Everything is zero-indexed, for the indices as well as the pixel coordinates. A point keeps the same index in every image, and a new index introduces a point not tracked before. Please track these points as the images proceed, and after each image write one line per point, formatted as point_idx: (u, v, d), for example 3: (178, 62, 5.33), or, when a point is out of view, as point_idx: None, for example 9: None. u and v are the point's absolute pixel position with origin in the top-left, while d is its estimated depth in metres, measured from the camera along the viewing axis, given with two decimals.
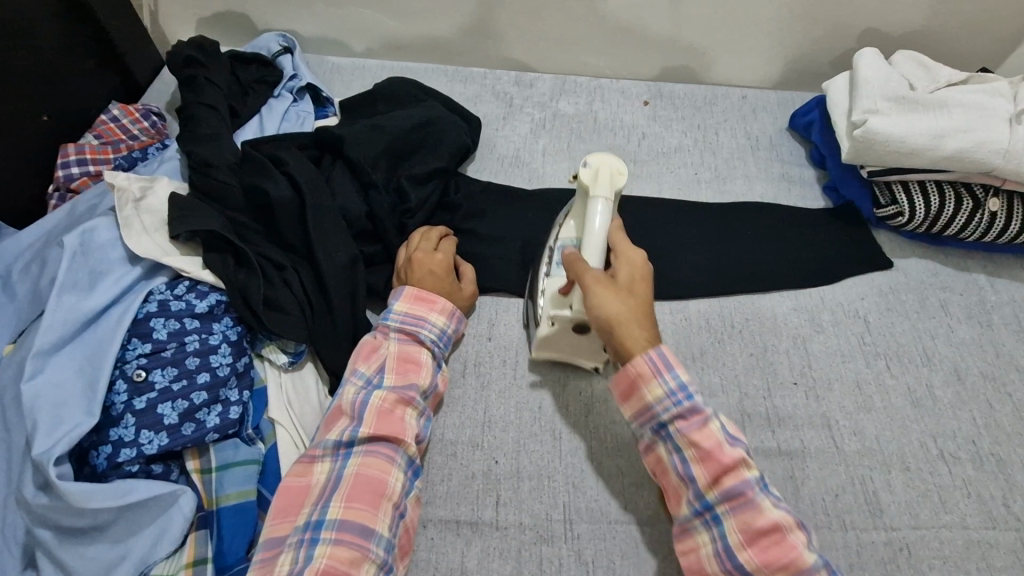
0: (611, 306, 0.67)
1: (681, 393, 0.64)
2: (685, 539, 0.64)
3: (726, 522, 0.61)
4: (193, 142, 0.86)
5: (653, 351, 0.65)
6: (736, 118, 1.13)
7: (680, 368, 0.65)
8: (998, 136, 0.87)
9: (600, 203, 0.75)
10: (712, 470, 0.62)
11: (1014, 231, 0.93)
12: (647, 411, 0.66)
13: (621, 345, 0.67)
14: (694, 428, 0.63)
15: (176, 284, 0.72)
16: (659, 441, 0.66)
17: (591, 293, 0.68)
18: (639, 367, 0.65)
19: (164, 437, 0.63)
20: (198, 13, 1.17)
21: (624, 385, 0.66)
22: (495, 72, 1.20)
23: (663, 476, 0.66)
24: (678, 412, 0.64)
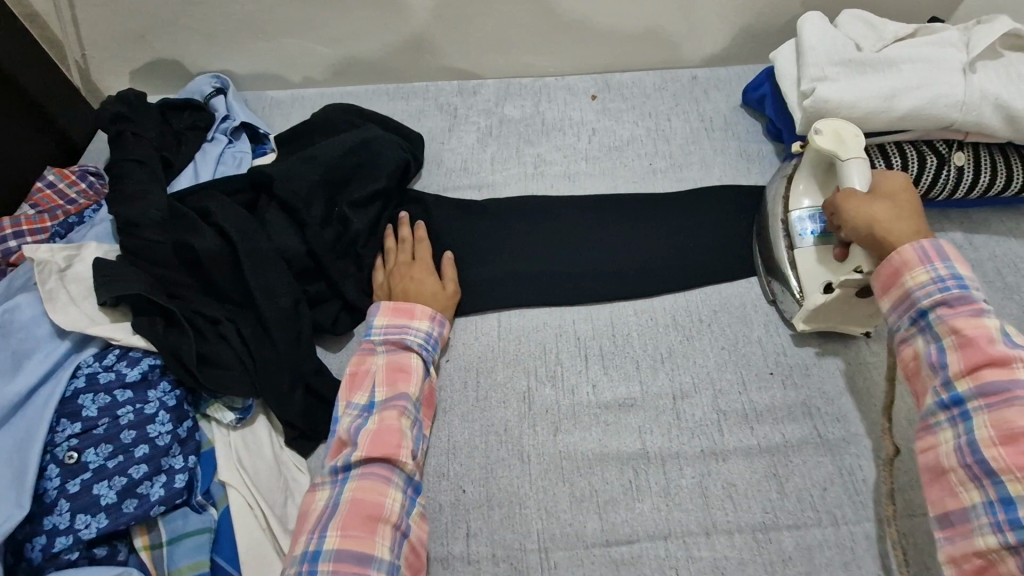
0: (876, 211, 0.68)
1: (952, 282, 0.60)
2: (956, 518, 0.55)
3: (977, 416, 0.55)
4: (121, 201, 0.84)
5: (949, 278, 0.60)
6: (688, 100, 1.09)
7: (982, 306, 0.59)
8: (953, 88, 0.83)
9: (855, 162, 0.75)
10: (977, 357, 0.56)
11: (986, 183, 0.88)
12: (920, 348, 0.61)
13: (896, 270, 0.63)
14: (994, 378, 0.55)
15: (105, 354, 0.69)
16: (947, 422, 0.58)
17: (846, 210, 0.70)
18: (904, 257, 0.63)
19: (102, 518, 0.61)
20: (127, 65, 1.14)
21: (901, 312, 0.63)
22: (436, 84, 1.16)
23: (932, 442, 0.59)
24: (968, 359, 0.57)
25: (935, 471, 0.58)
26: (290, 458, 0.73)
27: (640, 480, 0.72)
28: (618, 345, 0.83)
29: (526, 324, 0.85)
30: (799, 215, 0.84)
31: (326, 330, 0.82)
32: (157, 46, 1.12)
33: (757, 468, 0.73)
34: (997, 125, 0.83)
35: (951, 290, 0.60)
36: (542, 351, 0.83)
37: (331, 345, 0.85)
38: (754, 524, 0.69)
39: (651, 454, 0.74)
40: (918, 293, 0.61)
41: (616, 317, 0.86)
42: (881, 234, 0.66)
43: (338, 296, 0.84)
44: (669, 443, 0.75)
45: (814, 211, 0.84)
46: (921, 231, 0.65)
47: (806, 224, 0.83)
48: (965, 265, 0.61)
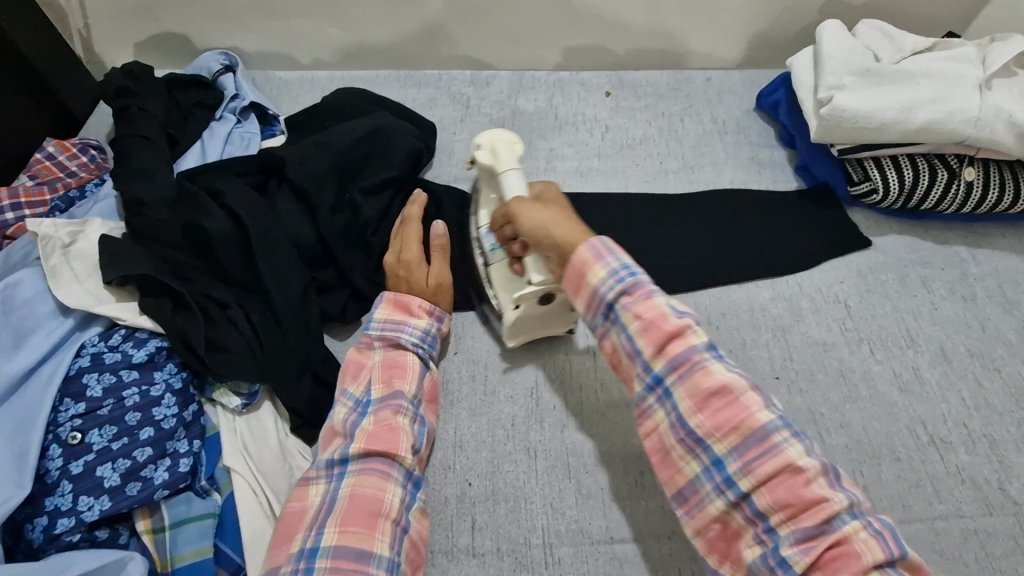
0: (548, 217, 0.67)
1: (625, 271, 0.61)
2: (688, 492, 0.57)
3: (675, 390, 0.57)
4: (127, 178, 0.82)
5: (621, 269, 0.61)
6: (702, 102, 1.09)
7: (654, 286, 0.60)
8: (968, 103, 0.84)
9: (512, 173, 0.76)
10: (658, 337, 0.57)
11: (993, 200, 0.89)
12: (614, 339, 0.61)
13: (580, 270, 0.62)
14: (678, 351, 0.57)
15: (111, 334, 0.68)
16: (658, 402, 0.59)
17: (523, 216, 0.69)
18: (584, 258, 0.62)
19: (105, 501, 0.60)
20: (133, 38, 1.11)
21: (593, 310, 0.62)
22: (449, 73, 1.15)
23: (652, 424, 0.59)
24: (654, 340, 0.58)
25: (660, 452, 0.59)
26: (295, 447, 0.72)
27: (645, 480, 0.73)
28: None
29: None
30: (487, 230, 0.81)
31: (334, 318, 0.81)
32: (165, 20, 1.09)
33: None
34: (1009, 142, 0.84)
35: (625, 279, 0.60)
36: (550, 347, 0.83)
37: (337, 333, 0.84)
38: None
39: None
40: (603, 289, 0.61)
41: None
42: (559, 238, 0.65)
43: (347, 284, 0.83)
44: None
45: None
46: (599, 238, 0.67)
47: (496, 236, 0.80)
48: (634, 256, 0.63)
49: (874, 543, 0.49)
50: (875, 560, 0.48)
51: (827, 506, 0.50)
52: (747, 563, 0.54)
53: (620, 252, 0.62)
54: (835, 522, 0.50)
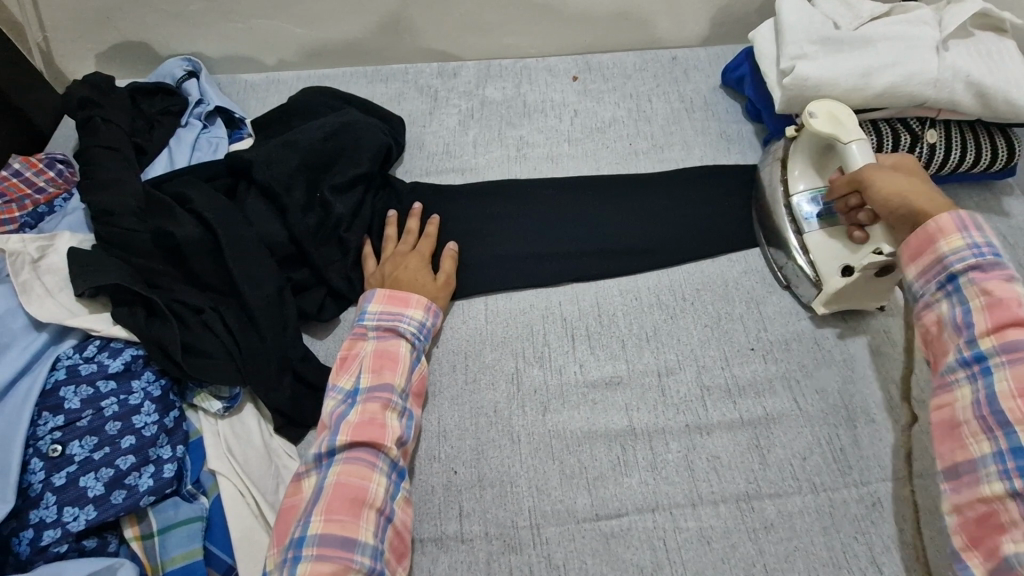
0: (896, 185, 0.65)
1: (987, 248, 0.57)
2: (964, 470, 0.53)
3: (999, 371, 0.52)
4: (93, 189, 0.81)
5: (984, 245, 0.57)
6: (669, 81, 1.10)
7: (1016, 275, 0.56)
8: (927, 65, 0.84)
9: (857, 145, 0.76)
10: (1006, 316, 0.53)
11: (957, 158, 0.90)
12: (942, 312, 0.58)
13: (930, 235, 0.59)
14: (1021, 337, 0.52)
15: (85, 346, 0.68)
16: (967, 378, 0.54)
17: (874, 181, 0.67)
18: (937, 222, 0.59)
19: (91, 510, 0.60)
20: (93, 48, 1.10)
21: (928, 278, 0.59)
22: (416, 66, 1.14)
23: (948, 398, 0.56)
24: (997, 318, 0.53)
25: (947, 425, 0.55)
26: (280, 447, 0.73)
27: (627, 456, 0.74)
28: (603, 325, 0.84)
29: (512, 307, 0.86)
30: (802, 198, 0.86)
31: (312, 317, 0.82)
32: (124, 28, 1.08)
33: (740, 440, 0.75)
34: (968, 102, 0.85)
35: (986, 256, 0.56)
36: (529, 332, 0.84)
37: (317, 332, 0.84)
38: (738, 494, 0.72)
39: (638, 430, 0.76)
40: (949, 257, 0.57)
41: (601, 297, 0.87)
42: (914, 207, 0.62)
43: (323, 283, 0.83)
44: (656, 419, 0.76)
45: (812, 194, 0.86)
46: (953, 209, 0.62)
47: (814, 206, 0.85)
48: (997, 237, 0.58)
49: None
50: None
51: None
52: (1005, 560, 0.48)
53: (982, 228, 0.58)
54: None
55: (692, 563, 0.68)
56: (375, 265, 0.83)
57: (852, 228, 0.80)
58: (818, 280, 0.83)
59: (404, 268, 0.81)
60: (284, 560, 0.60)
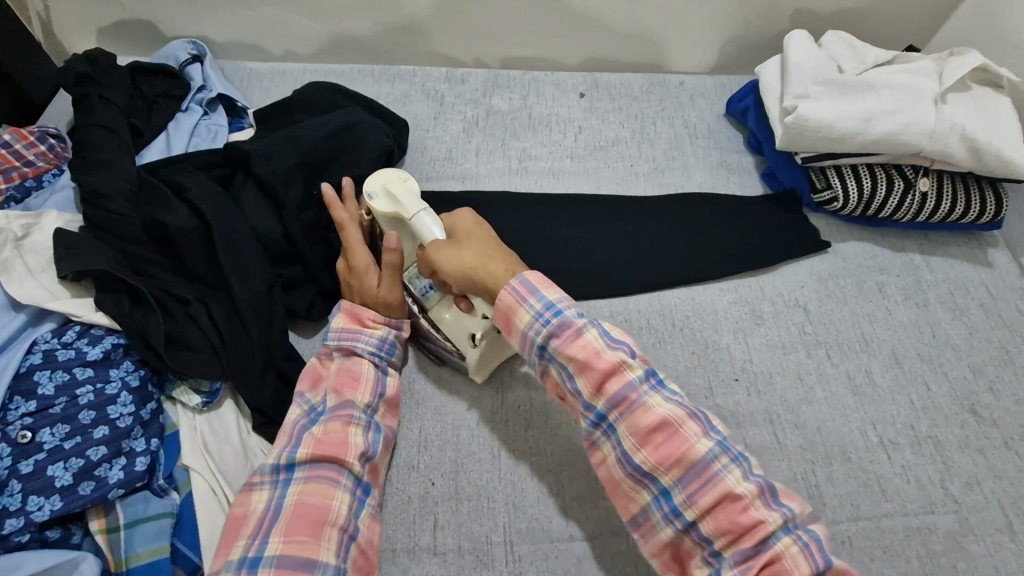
0: (462, 258, 0.71)
1: (548, 312, 0.66)
2: (641, 519, 0.63)
3: (618, 427, 0.62)
4: (85, 169, 0.80)
5: (546, 309, 0.66)
6: (673, 106, 1.11)
7: (583, 324, 0.65)
8: (924, 116, 0.86)
9: (421, 215, 0.75)
10: (596, 376, 0.63)
11: (946, 209, 0.92)
12: (558, 376, 0.66)
13: (507, 312, 0.68)
14: (616, 389, 0.62)
15: (65, 330, 0.67)
16: (604, 438, 0.64)
17: (436, 261, 0.72)
18: (507, 300, 0.67)
19: (56, 500, 0.59)
20: (96, 23, 1.08)
21: (529, 349, 0.67)
22: (424, 69, 1.14)
23: (602, 456, 0.65)
24: (593, 380, 0.63)
25: (611, 483, 0.65)
26: (257, 445, 0.72)
27: None
28: None
29: None
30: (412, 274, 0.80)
31: (300, 316, 0.81)
32: (129, 6, 1.06)
33: None
34: (962, 154, 0.87)
35: (551, 321, 0.65)
36: None
37: (303, 331, 0.83)
38: None
39: None
40: (529, 332, 0.66)
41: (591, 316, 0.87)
42: (482, 279, 0.70)
43: (313, 282, 0.82)
44: None
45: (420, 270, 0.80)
46: (518, 269, 0.71)
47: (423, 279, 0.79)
48: (556, 289, 0.68)
49: (803, 558, 0.54)
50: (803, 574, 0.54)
51: (762, 527, 0.56)
52: None
53: (544, 287, 0.67)
54: (769, 540, 0.56)
55: None
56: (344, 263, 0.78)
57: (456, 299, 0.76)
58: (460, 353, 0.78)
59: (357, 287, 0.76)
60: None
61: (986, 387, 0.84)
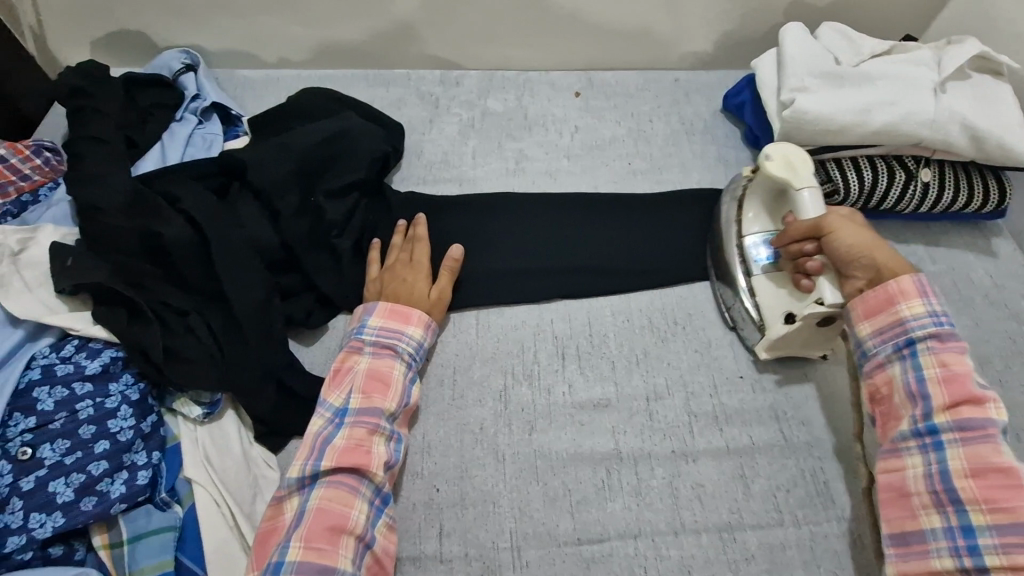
0: (852, 239, 0.70)
1: (942, 318, 0.64)
2: (913, 539, 0.60)
3: (951, 449, 0.59)
4: (81, 182, 0.79)
5: (939, 315, 0.64)
6: (670, 103, 1.10)
7: (965, 347, 0.64)
8: (923, 106, 0.85)
9: (807, 191, 0.77)
10: (958, 392, 0.61)
11: (949, 199, 0.91)
12: (895, 376, 0.65)
13: (891, 297, 0.66)
14: (972, 416, 0.60)
15: (63, 345, 0.66)
16: (914, 451, 0.61)
17: (835, 234, 0.71)
18: (905, 288, 0.66)
19: (58, 517, 0.58)
20: (88, 35, 1.08)
21: (886, 339, 0.66)
22: (418, 72, 1.14)
23: (898, 465, 0.62)
24: (952, 395, 0.61)
25: (896, 493, 0.62)
26: (259, 455, 0.71)
27: (612, 480, 0.73)
28: (594, 345, 0.84)
29: (505, 323, 0.85)
30: (753, 240, 0.85)
31: (299, 324, 0.81)
32: (120, 17, 1.05)
33: (724, 468, 0.75)
34: (963, 143, 0.86)
35: (943, 325, 0.64)
36: (519, 349, 0.83)
37: (303, 339, 0.83)
38: (720, 524, 0.71)
39: (624, 454, 0.75)
40: (913, 325, 0.64)
41: (593, 317, 0.86)
42: (879, 262, 0.68)
43: (312, 288, 0.82)
44: (642, 444, 0.76)
45: (765, 236, 0.85)
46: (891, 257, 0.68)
47: (760, 249, 0.84)
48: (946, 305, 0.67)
49: None
50: None
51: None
52: None
53: (936, 296, 0.66)
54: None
55: None
56: (377, 270, 0.82)
57: (799, 276, 0.78)
58: (762, 326, 0.81)
59: (400, 279, 0.80)
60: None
61: (994, 379, 0.83)
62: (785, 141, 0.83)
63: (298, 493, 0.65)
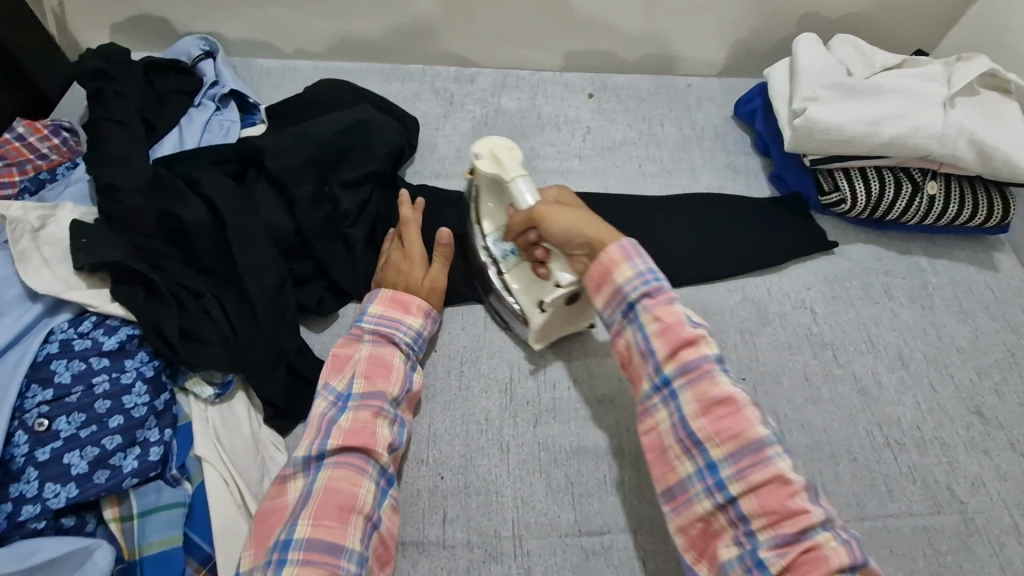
0: (571, 220, 0.68)
1: (650, 275, 0.64)
2: (677, 491, 0.60)
3: (681, 394, 0.60)
4: (101, 162, 0.80)
5: (647, 273, 0.64)
6: (681, 108, 1.11)
7: (676, 296, 0.63)
8: (931, 119, 0.87)
9: (520, 179, 0.77)
10: (674, 341, 0.61)
11: (954, 213, 0.93)
12: (629, 339, 0.64)
13: (608, 267, 0.65)
14: (691, 357, 0.60)
15: (81, 321, 0.67)
16: (659, 402, 0.62)
17: (546, 217, 0.70)
18: (612, 256, 0.65)
19: (72, 488, 0.59)
20: (109, 19, 1.09)
21: (613, 307, 0.65)
22: (434, 68, 1.15)
23: (652, 424, 0.63)
24: (669, 344, 0.61)
25: (654, 449, 0.63)
26: (268, 437, 0.72)
27: (614, 475, 0.75)
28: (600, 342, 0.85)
29: None
30: (493, 240, 0.84)
31: (310, 310, 0.82)
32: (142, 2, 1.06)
33: None
34: (969, 158, 0.88)
35: (652, 282, 0.63)
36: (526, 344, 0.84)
37: (314, 326, 0.84)
38: None
39: (627, 449, 0.76)
40: (626, 288, 0.64)
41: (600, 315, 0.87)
42: (589, 235, 0.67)
43: (325, 276, 0.83)
44: None
45: None
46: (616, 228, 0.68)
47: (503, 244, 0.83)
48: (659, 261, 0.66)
49: (844, 552, 0.52)
50: (842, 566, 0.51)
51: (806, 517, 0.53)
52: (722, 562, 0.56)
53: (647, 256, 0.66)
54: (810, 532, 0.53)
55: None
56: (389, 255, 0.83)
57: (535, 263, 0.77)
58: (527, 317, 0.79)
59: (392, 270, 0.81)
60: (266, 564, 0.59)
61: (992, 390, 0.85)
62: (494, 137, 0.83)
63: (302, 472, 0.65)
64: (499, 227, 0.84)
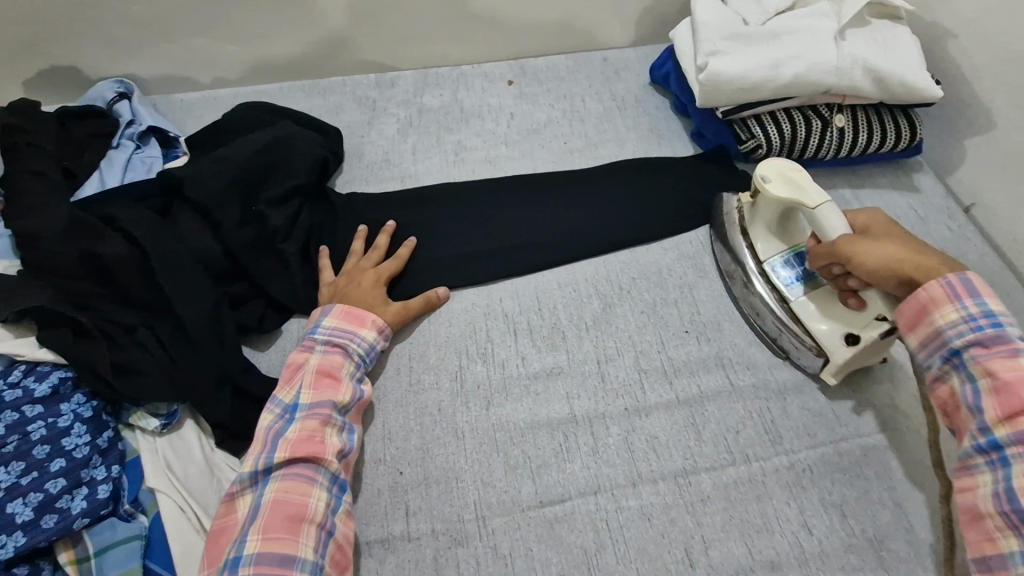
0: (889, 250, 0.66)
1: (983, 319, 0.60)
2: (994, 564, 0.54)
3: (1015, 463, 0.55)
4: (18, 215, 0.80)
5: (981, 316, 0.60)
6: (600, 81, 1.13)
7: (1018, 345, 0.58)
8: (827, 55, 0.90)
9: (825, 206, 0.74)
10: (1011, 400, 0.56)
11: (865, 141, 0.95)
12: (956, 388, 0.61)
13: (924, 305, 0.63)
14: None
15: (10, 371, 0.67)
16: (987, 467, 0.57)
17: (848, 253, 0.69)
18: (934, 293, 0.62)
19: (19, 537, 0.59)
20: (19, 74, 1.08)
21: (930, 351, 0.63)
22: (353, 78, 1.16)
23: (970, 484, 0.58)
24: (1005, 404, 0.56)
25: (971, 514, 0.57)
26: (223, 460, 0.73)
27: (569, 443, 0.76)
28: (545, 319, 0.86)
29: (454, 306, 0.88)
30: (773, 264, 0.84)
31: (251, 329, 0.82)
32: (49, 53, 1.06)
33: (675, 419, 0.78)
34: (868, 86, 0.91)
35: (985, 329, 0.60)
36: (472, 330, 0.85)
37: (259, 344, 0.84)
38: (675, 471, 0.74)
39: (579, 417, 0.78)
40: (949, 333, 0.61)
41: (540, 291, 0.89)
42: (907, 273, 0.65)
43: (262, 294, 0.84)
44: (595, 405, 0.79)
45: (786, 256, 0.84)
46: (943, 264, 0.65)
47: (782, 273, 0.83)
48: (995, 302, 0.61)
49: None
50: None
51: None
52: None
53: (980, 295, 0.61)
54: None
55: (635, 541, 0.70)
56: (332, 276, 0.85)
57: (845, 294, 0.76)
58: (819, 351, 0.78)
59: (355, 285, 0.83)
60: None
61: None
62: (780, 160, 0.81)
63: (251, 489, 0.66)
64: (778, 252, 0.84)
